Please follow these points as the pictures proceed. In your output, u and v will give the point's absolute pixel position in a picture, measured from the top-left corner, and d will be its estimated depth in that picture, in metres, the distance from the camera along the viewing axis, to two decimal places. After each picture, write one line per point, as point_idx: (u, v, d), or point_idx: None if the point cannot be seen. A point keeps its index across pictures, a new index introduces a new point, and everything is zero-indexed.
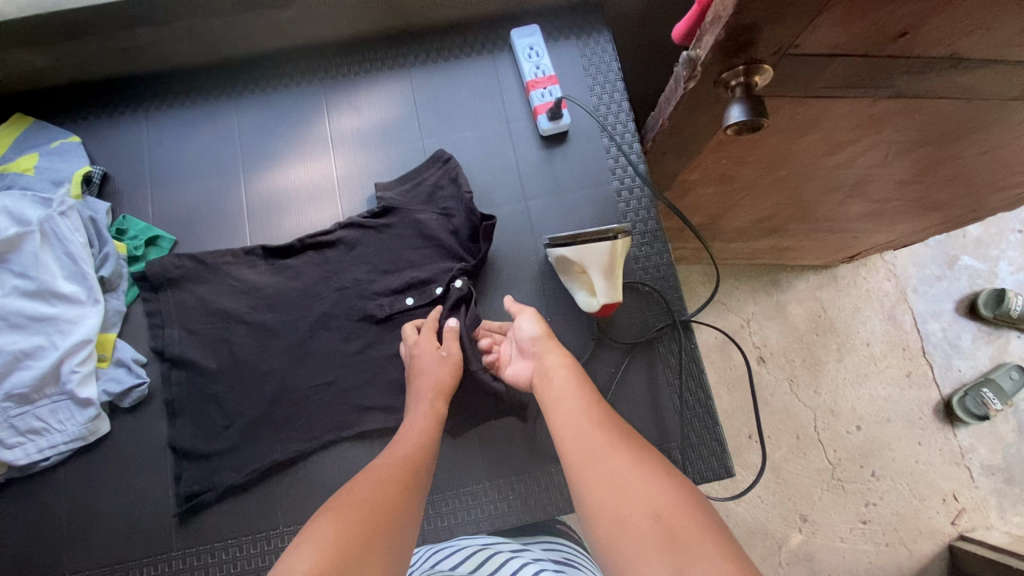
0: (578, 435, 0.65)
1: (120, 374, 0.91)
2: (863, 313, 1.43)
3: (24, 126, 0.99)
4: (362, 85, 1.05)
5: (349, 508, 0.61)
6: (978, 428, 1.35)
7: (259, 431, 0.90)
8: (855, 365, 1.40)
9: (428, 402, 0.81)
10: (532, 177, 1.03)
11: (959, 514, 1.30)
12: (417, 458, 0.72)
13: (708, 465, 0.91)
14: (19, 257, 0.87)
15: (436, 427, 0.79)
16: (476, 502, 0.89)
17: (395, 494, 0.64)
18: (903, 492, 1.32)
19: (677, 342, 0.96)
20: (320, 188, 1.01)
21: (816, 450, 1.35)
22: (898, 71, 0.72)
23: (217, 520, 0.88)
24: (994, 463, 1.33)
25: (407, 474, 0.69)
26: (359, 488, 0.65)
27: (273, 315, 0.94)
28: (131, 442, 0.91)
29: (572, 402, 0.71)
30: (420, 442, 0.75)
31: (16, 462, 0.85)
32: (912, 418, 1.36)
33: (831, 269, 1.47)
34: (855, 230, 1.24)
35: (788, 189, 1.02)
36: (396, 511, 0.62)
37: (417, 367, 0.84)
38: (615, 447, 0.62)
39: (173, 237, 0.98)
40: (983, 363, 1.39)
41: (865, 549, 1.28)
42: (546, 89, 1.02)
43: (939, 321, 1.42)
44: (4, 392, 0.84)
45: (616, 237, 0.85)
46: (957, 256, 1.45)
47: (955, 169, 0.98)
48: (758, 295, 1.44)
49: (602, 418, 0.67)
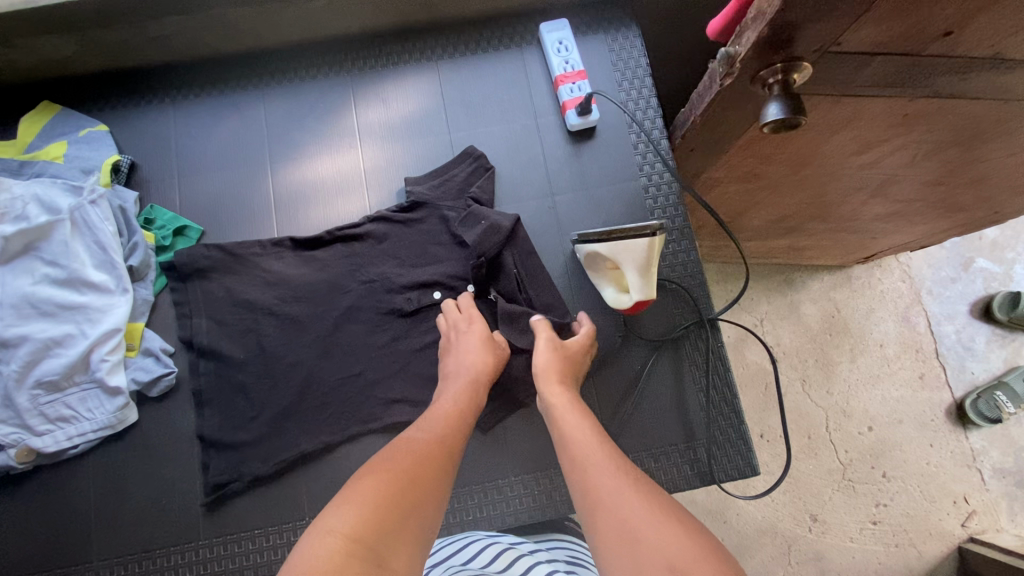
0: (587, 481, 0.64)
1: (148, 363, 0.91)
2: (877, 314, 1.43)
3: (51, 114, 0.99)
4: (390, 78, 1.05)
5: (387, 474, 0.64)
6: (991, 431, 1.35)
7: (285, 422, 0.90)
8: (867, 367, 1.40)
9: (463, 386, 0.81)
10: (559, 172, 1.02)
11: (969, 516, 1.30)
12: (452, 440, 0.73)
13: (733, 463, 0.92)
14: (51, 246, 0.88)
15: (470, 410, 0.79)
16: (501, 497, 0.89)
17: (432, 469, 0.67)
18: (914, 493, 1.32)
19: (704, 340, 0.96)
20: (347, 180, 1.01)
21: (827, 450, 1.35)
22: (936, 71, 0.72)
23: (243, 510, 0.88)
24: (1005, 466, 1.33)
25: (440, 451, 0.70)
26: (396, 458, 0.67)
27: (302, 307, 0.94)
28: (157, 431, 0.91)
29: (580, 438, 0.70)
30: (456, 422, 0.75)
31: (46, 450, 0.85)
32: (924, 420, 1.36)
33: (846, 270, 1.46)
34: (874, 231, 1.24)
35: (814, 187, 1.01)
36: (430, 484, 0.65)
37: (462, 350, 0.85)
38: (623, 490, 0.61)
39: (201, 227, 0.98)
40: (996, 365, 1.38)
41: (875, 549, 1.29)
42: (574, 83, 1.02)
43: (953, 323, 1.42)
44: (34, 380, 0.84)
45: (654, 235, 0.83)
46: (973, 258, 1.44)
47: (980, 172, 0.98)
48: (772, 294, 1.44)
49: (612, 461, 0.66)
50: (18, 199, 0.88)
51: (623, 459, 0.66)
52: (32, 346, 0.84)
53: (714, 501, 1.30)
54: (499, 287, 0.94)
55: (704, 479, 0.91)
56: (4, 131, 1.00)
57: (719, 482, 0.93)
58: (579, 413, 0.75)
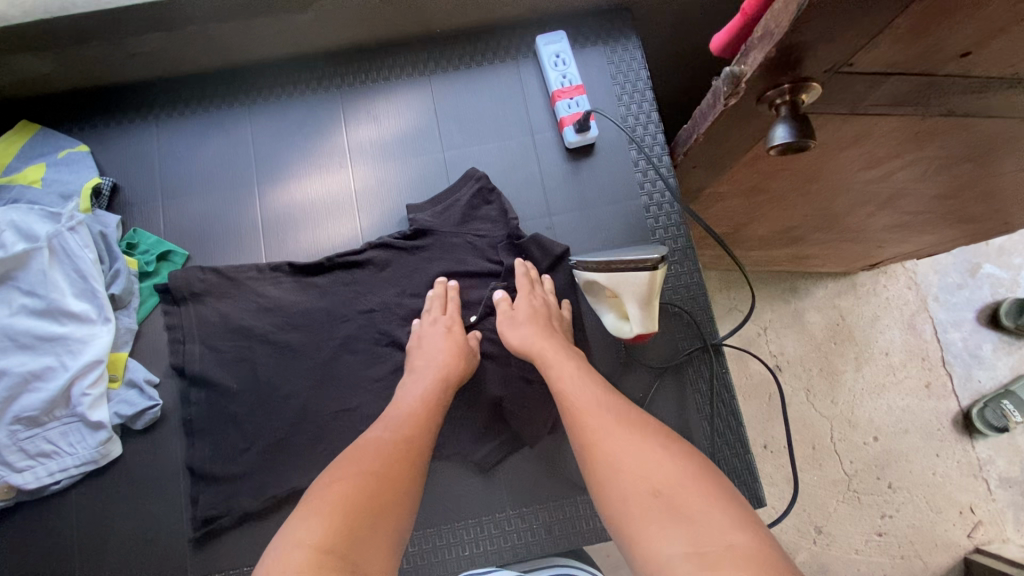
0: (579, 414, 0.68)
1: (132, 396, 0.88)
2: (882, 322, 1.40)
3: (30, 135, 0.96)
4: (382, 94, 1.01)
5: (356, 477, 0.63)
6: (997, 440, 1.32)
7: (276, 452, 0.87)
8: (872, 375, 1.37)
9: (429, 385, 0.79)
10: (557, 191, 0.98)
11: (975, 526, 1.28)
12: (417, 440, 0.71)
13: (739, 496, 0.88)
14: (28, 275, 0.84)
15: (435, 407, 0.77)
16: (499, 531, 0.87)
17: (399, 468, 0.66)
18: (920, 503, 1.29)
19: (709, 367, 0.92)
20: (338, 201, 0.97)
21: (831, 461, 1.32)
22: (952, 89, 0.68)
23: (233, 546, 0.85)
24: (1012, 476, 1.30)
25: (408, 452, 0.69)
26: (365, 460, 0.66)
27: (292, 334, 0.91)
28: (143, 463, 0.88)
29: (573, 380, 0.73)
30: (422, 422, 0.74)
31: (26, 486, 0.83)
32: (930, 430, 1.33)
33: (851, 277, 1.43)
34: (879, 241, 1.20)
35: (819, 201, 0.98)
36: (395, 493, 0.63)
37: (427, 346, 0.85)
38: (611, 423, 0.65)
39: (185, 251, 0.95)
40: (1003, 373, 1.35)
41: (880, 561, 1.26)
42: (573, 99, 0.98)
43: (960, 331, 1.38)
44: (13, 415, 0.82)
45: (655, 269, 0.77)
46: (980, 264, 1.41)
47: (991, 185, 0.94)
48: (775, 302, 1.41)
49: (604, 398, 0.69)
50: None
51: (615, 397, 0.70)
52: (9, 381, 0.81)
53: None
54: None
55: None
56: None
57: None
58: (572, 359, 0.77)
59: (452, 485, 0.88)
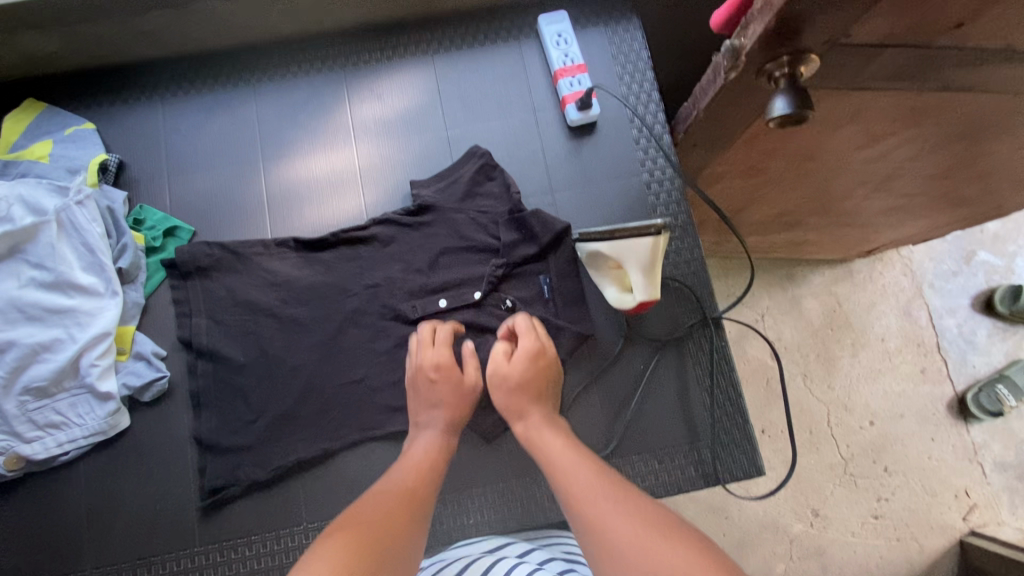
0: (581, 502, 0.60)
1: (139, 368, 0.89)
2: (879, 308, 1.42)
3: (36, 112, 0.96)
4: (385, 73, 1.02)
5: (360, 526, 0.58)
6: (992, 424, 1.34)
7: (285, 423, 0.88)
8: (869, 361, 1.39)
9: (431, 440, 0.76)
10: (559, 168, 1.00)
11: (970, 509, 1.30)
12: (419, 503, 0.65)
13: (738, 464, 0.90)
14: (36, 248, 0.85)
15: (435, 472, 0.72)
16: (503, 500, 0.88)
17: (405, 516, 0.62)
18: (915, 487, 1.31)
19: (708, 340, 0.93)
20: (343, 178, 0.98)
21: (828, 446, 1.34)
22: (947, 63, 0.70)
23: (240, 516, 0.87)
24: (1007, 460, 1.32)
25: (407, 513, 0.63)
26: (368, 510, 0.62)
27: (299, 308, 0.92)
28: (151, 436, 0.89)
29: (567, 463, 0.67)
30: (421, 484, 0.69)
31: (36, 457, 0.84)
32: (926, 414, 1.35)
33: (847, 264, 1.44)
34: (875, 225, 1.22)
35: (816, 182, 0.99)
36: (395, 551, 0.57)
37: (423, 388, 0.81)
38: (615, 509, 0.58)
39: (191, 228, 0.95)
40: (997, 359, 1.37)
41: (876, 544, 1.28)
42: (574, 77, 0.99)
43: (955, 317, 1.40)
44: (22, 385, 0.83)
45: (658, 234, 0.80)
46: (975, 251, 1.43)
47: (985, 165, 0.96)
48: (773, 289, 1.42)
49: (605, 481, 0.62)
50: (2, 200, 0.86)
51: (617, 481, 0.63)
52: (19, 351, 0.82)
53: (716, 497, 1.29)
54: (514, 294, 0.94)
55: (708, 481, 0.90)
56: None
57: (723, 483, 0.91)
58: (569, 441, 0.71)
59: (457, 456, 0.89)
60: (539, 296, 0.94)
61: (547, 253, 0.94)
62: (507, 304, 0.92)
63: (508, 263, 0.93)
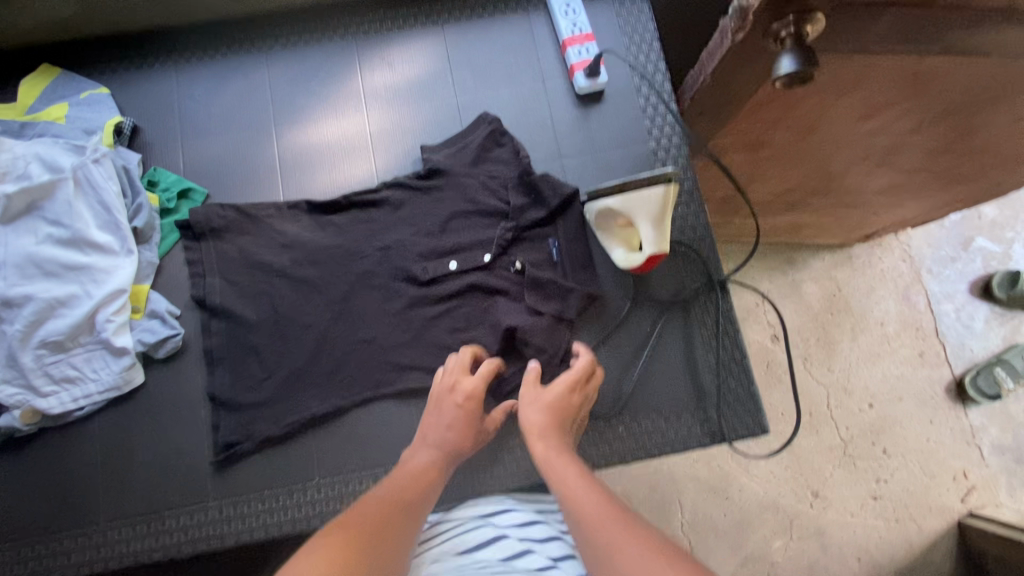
0: (589, 525, 0.63)
1: (154, 325, 0.90)
2: (877, 293, 1.43)
3: (52, 77, 0.98)
4: (396, 42, 1.04)
5: (351, 533, 0.63)
6: (990, 407, 1.36)
7: (298, 383, 0.90)
8: (868, 344, 1.40)
9: (432, 458, 0.78)
10: (567, 135, 1.01)
11: (968, 491, 1.32)
12: (412, 507, 0.71)
13: (743, 423, 0.92)
14: (53, 205, 0.86)
15: (433, 480, 0.76)
16: (512, 454, 0.92)
17: (396, 525, 0.67)
18: (914, 469, 1.33)
19: (713, 303, 0.95)
20: (354, 143, 1.00)
21: (828, 428, 1.35)
22: (949, 25, 0.72)
23: (253, 471, 0.88)
24: (1004, 443, 1.34)
25: (400, 516, 0.68)
26: (363, 518, 0.66)
27: (311, 269, 0.93)
28: (165, 393, 0.90)
29: (579, 490, 0.68)
30: (419, 492, 0.73)
31: (51, 411, 0.85)
32: (924, 397, 1.37)
33: (846, 250, 1.46)
34: (875, 206, 1.23)
35: (818, 158, 1.01)
36: (384, 551, 0.63)
37: (439, 405, 0.83)
38: (620, 535, 0.60)
39: (205, 190, 0.97)
40: (995, 343, 1.39)
41: (875, 524, 1.30)
42: (582, 46, 1.01)
43: (953, 302, 1.42)
44: (39, 340, 0.84)
45: (669, 182, 0.81)
46: (972, 237, 1.45)
47: (983, 139, 0.98)
48: (773, 273, 1.43)
49: (610, 505, 0.65)
50: (19, 158, 0.87)
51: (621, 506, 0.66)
52: (36, 306, 0.83)
53: (717, 477, 1.31)
54: (524, 257, 0.95)
55: (714, 438, 0.92)
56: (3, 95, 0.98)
57: (728, 441, 0.93)
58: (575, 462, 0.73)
59: None
60: (547, 259, 0.95)
61: (557, 215, 0.96)
62: (517, 266, 0.94)
63: (517, 227, 0.95)
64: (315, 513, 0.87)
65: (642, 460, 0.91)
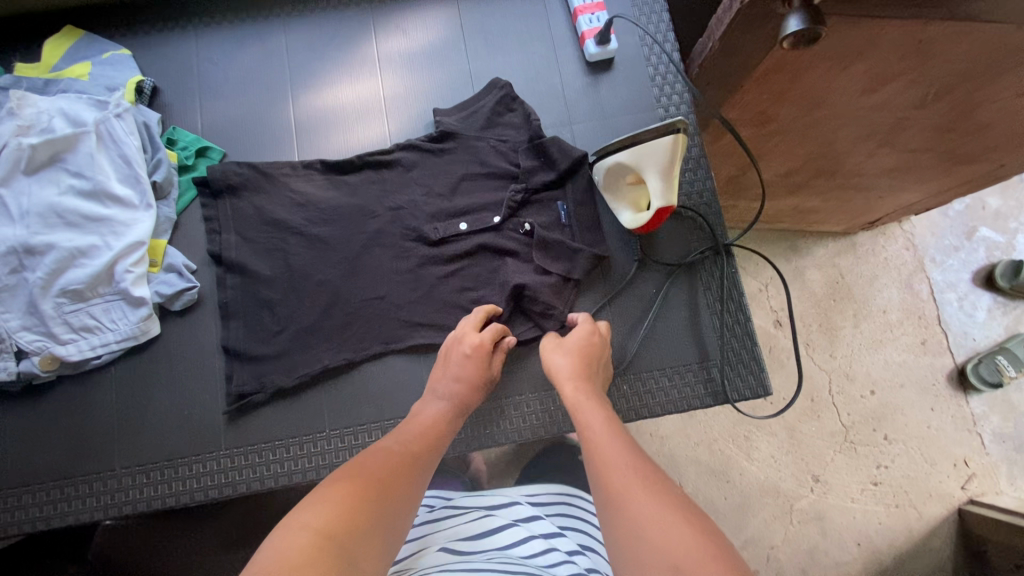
0: (610, 469, 0.67)
1: (171, 278, 0.92)
2: (880, 281, 1.43)
3: (74, 38, 1.00)
4: (411, 10, 1.06)
5: (362, 482, 0.65)
6: (992, 396, 1.36)
7: (309, 338, 0.91)
8: (871, 332, 1.41)
9: (443, 411, 0.81)
10: (577, 102, 1.03)
11: (969, 478, 1.32)
12: (422, 455, 0.73)
13: (746, 383, 0.94)
14: (76, 157, 0.89)
15: (445, 429, 0.79)
16: (519, 412, 0.93)
17: (402, 480, 0.68)
18: (915, 456, 1.33)
19: (719, 267, 0.97)
20: (368, 106, 1.02)
21: (830, 413, 1.35)
22: None
23: (266, 421, 0.90)
24: (1005, 431, 1.35)
25: (411, 464, 0.71)
26: (373, 469, 0.68)
27: (324, 228, 0.95)
28: (181, 345, 0.92)
29: (605, 438, 0.71)
30: (430, 441, 0.76)
31: (70, 358, 0.86)
32: (926, 385, 1.37)
33: (850, 237, 1.46)
34: (880, 189, 1.21)
35: (823, 136, 0.99)
36: (396, 495, 0.66)
37: (450, 356, 0.85)
38: (637, 486, 0.64)
39: (222, 149, 0.99)
40: (997, 333, 1.40)
41: (876, 510, 1.31)
42: (593, 15, 1.04)
43: (955, 291, 1.43)
44: (59, 288, 0.85)
45: (679, 132, 0.83)
46: (976, 227, 1.45)
47: (988, 116, 0.92)
48: (777, 259, 1.44)
49: (631, 455, 0.68)
50: (43, 113, 0.89)
51: (641, 456, 0.69)
52: (57, 255, 0.85)
53: (718, 460, 1.32)
54: (533, 219, 0.97)
55: (717, 398, 0.93)
56: (26, 54, 1.00)
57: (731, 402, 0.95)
58: (602, 409, 0.76)
59: None
60: (556, 221, 0.97)
61: (567, 179, 0.98)
62: (526, 228, 0.95)
63: (526, 189, 0.96)
64: (324, 465, 0.89)
65: (648, 419, 0.92)
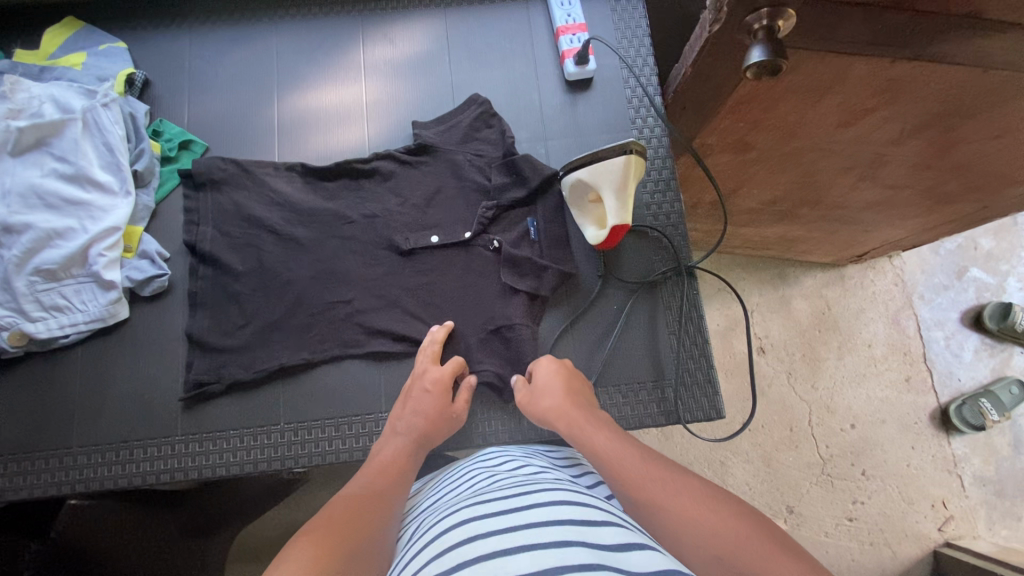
0: (618, 458, 0.66)
1: (143, 265, 0.94)
2: (867, 315, 1.43)
3: (73, 29, 1.04)
4: (399, 20, 1.09)
5: (326, 526, 0.60)
6: (973, 438, 1.35)
7: (273, 333, 0.93)
8: (854, 365, 1.40)
9: (405, 445, 0.78)
10: (554, 119, 1.06)
11: (946, 520, 1.30)
12: (386, 493, 0.70)
13: (699, 405, 0.94)
14: (62, 142, 0.92)
15: (408, 464, 0.76)
16: (474, 419, 0.93)
17: (369, 517, 0.63)
18: (892, 493, 1.32)
19: (680, 288, 0.98)
20: (349, 110, 1.05)
21: (807, 445, 1.35)
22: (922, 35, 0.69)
23: (220, 411, 0.92)
24: (986, 475, 1.33)
25: (375, 501, 0.67)
26: (335, 509, 0.64)
27: (298, 227, 0.98)
28: (150, 329, 0.95)
29: (601, 438, 0.70)
30: (393, 477, 0.73)
31: (38, 335, 0.89)
32: (908, 422, 1.36)
33: (840, 269, 1.46)
34: (865, 222, 1.20)
35: (800, 165, 0.98)
36: (364, 532, 0.61)
37: (412, 389, 0.86)
38: (648, 467, 0.63)
39: (205, 143, 1.03)
40: (983, 374, 1.39)
41: (849, 546, 1.29)
42: (574, 35, 1.07)
43: (942, 330, 1.42)
44: (33, 267, 0.87)
45: (632, 152, 0.86)
46: (967, 267, 1.45)
47: (968, 155, 0.91)
48: (764, 286, 1.44)
49: (632, 447, 0.68)
50: (35, 98, 0.93)
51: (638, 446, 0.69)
52: (34, 235, 0.87)
53: None
54: (501, 234, 0.99)
55: (670, 418, 0.93)
56: (28, 42, 1.05)
57: (684, 422, 0.95)
58: (588, 415, 0.76)
59: None
60: (525, 236, 0.99)
61: (539, 195, 1.00)
62: (495, 244, 0.97)
63: (498, 206, 0.98)
64: (274, 456, 0.90)
65: None
